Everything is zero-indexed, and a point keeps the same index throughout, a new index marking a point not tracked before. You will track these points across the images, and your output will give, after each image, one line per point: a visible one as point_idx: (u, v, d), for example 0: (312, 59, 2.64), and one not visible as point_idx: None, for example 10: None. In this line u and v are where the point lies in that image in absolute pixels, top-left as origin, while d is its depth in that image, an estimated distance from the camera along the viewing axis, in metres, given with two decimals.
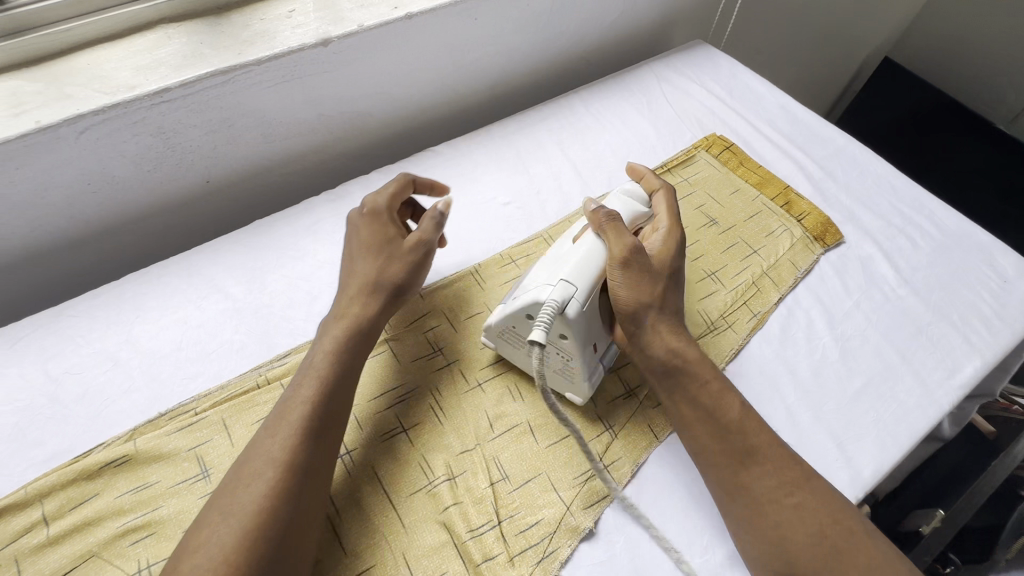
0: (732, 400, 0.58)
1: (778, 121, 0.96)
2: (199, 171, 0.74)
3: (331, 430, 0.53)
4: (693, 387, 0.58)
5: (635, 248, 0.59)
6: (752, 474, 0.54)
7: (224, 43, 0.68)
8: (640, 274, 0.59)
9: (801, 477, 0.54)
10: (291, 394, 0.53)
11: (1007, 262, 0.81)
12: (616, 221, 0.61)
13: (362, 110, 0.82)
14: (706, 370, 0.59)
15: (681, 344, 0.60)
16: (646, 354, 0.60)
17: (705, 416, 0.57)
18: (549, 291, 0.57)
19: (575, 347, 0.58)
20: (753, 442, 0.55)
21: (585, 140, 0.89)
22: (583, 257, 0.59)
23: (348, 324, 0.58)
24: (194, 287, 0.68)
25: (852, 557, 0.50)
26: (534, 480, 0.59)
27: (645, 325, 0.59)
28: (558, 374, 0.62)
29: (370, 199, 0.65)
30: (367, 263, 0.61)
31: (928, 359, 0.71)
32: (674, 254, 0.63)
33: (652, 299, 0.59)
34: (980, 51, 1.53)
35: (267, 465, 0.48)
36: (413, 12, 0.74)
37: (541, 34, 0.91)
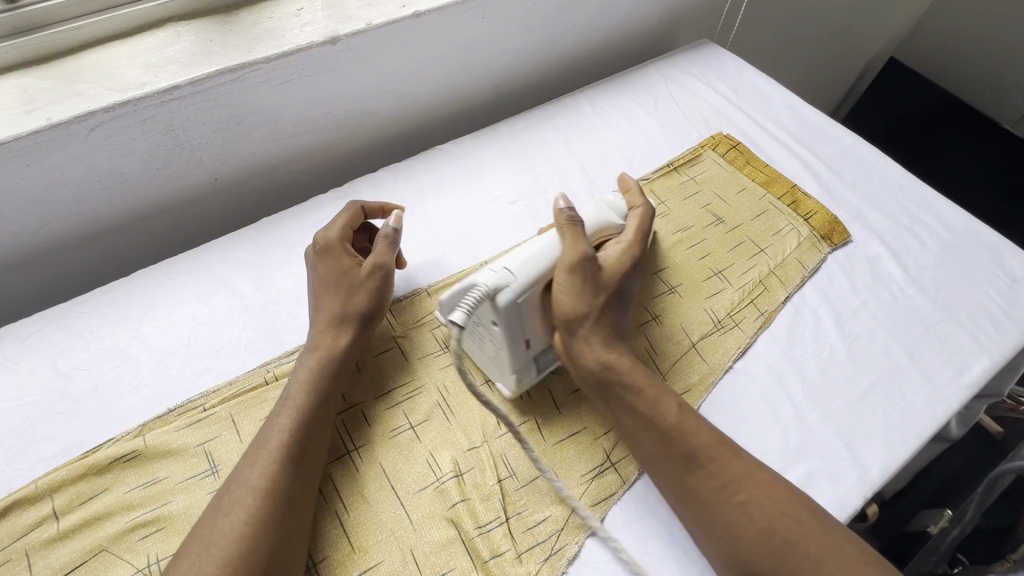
0: (670, 402, 0.56)
1: (784, 120, 0.92)
2: (207, 168, 0.74)
3: (311, 456, 0.54)
4: (628, 395, 0.56)
5: (585, 256, 0.58)
6: (697, 476, 0.52)
7: (233, 41, 0.68)
8: (582, 285, 0.57)
9: (748, 472, 0.52)
10: (269, 424, 0.54)
11: (1017, 262, 0.75)
12: (575, 225, 0.59)
13: (369, 108, 0.81)
14: (639, 378, 0.57)
15: (615, 356, 0.58)
16: (578, 365, 0.58)
17: (644, 422, 0.55)
18: (486, 275, 0.54)
19: (504, 338, 0.56)
20: (693, 445, 0.53)
21: (592, 140, 0.87)
22: (533, 250, 0.56)
23: (321, 355, 0.59)
24: (203, 284, 0.69)
25: (803, 549, 0.47)
26: (542, 477, 0.58)
27: (579, 335, 0.58)
28: (491, 361, 0.61)
29: (321, 233, 0.64)
30: (327, 298, 0.61)
31: (936, 358, 0.67)
32: (625, 271, 0.61)
33: (589, 312, 0.58)
34: (993, 48, 1.46)
35: (247, 493, 0.49)
36: (421, 11, 0.73)
37: (548, 32, 0.89)
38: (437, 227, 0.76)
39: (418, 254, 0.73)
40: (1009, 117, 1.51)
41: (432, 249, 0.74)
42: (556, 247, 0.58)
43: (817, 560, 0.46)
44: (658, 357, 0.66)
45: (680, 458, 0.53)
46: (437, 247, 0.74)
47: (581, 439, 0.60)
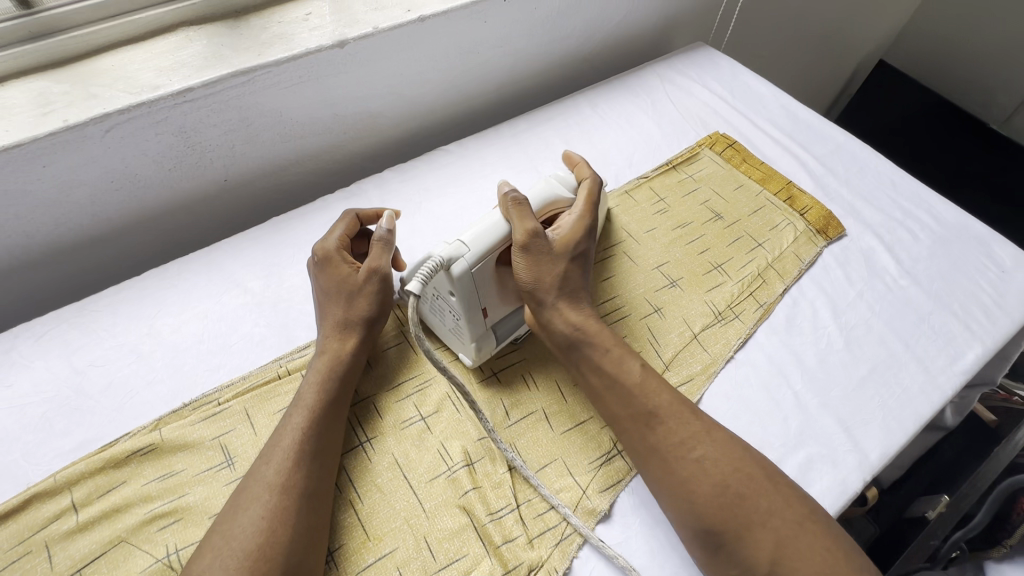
0: (631, 364, 0.59)
1: (779, 119, 0.94)
2: (217, 169, 0.76)
3: (326, 453, 0.55)
4: (594, 356, 0.59)
5: (534, 232, 0.60)
6: (657, 433, 0.54)
7: (244, 45, 0.70)
8: (537, 260, 0.61)
9: (702, 431, 0.54)
10: (283, 421, 0.55)
11: (1006, 254, 0.78)
12: (521, 204, 0.61)
13: (375, 110, 0.83)
14: (606, 340, 0.60)
15: (584, 318, 0.62)
16: (549, 330, 0.62)
17: (609, 382, 0.58)
18: (441, 247, 0.58)
19: (460, 307, 0.59)
20: (654, 405, 0.56)
21: (592, 140, 0.89)
22: (486, 224, 0.60)
23: (328, 358, 0.60)
24: (215, 283, 0.70)
25: (753, 503, 0.49)
26: (551, 465, 0.59)
27: (546, 304, 0.61)
28: (451, 334, 0.64)
29: (317, 243, 0.65)
30: (329, 305, 0.62)
31: (930, 346, 0.69)
32: (580, 238, 0.65)
33: (550, 281, 0.61)
34: (980, 51, 1.50)
35: (265, 489, 0.50)
36: (426, 15, 0.75)
37: (548, 35, 0.91)
38: (442, 225, 0.77)
39: (425, 251, 0.75)
40: (996, 117, 1.55)
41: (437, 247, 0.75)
42: (504, 225, 0.61)
43: (765, 515, 0.49)
44: (662, 347, 0.68)
45: (643, 416, 0.56)
46: None
47: (587, 427, 0.62)
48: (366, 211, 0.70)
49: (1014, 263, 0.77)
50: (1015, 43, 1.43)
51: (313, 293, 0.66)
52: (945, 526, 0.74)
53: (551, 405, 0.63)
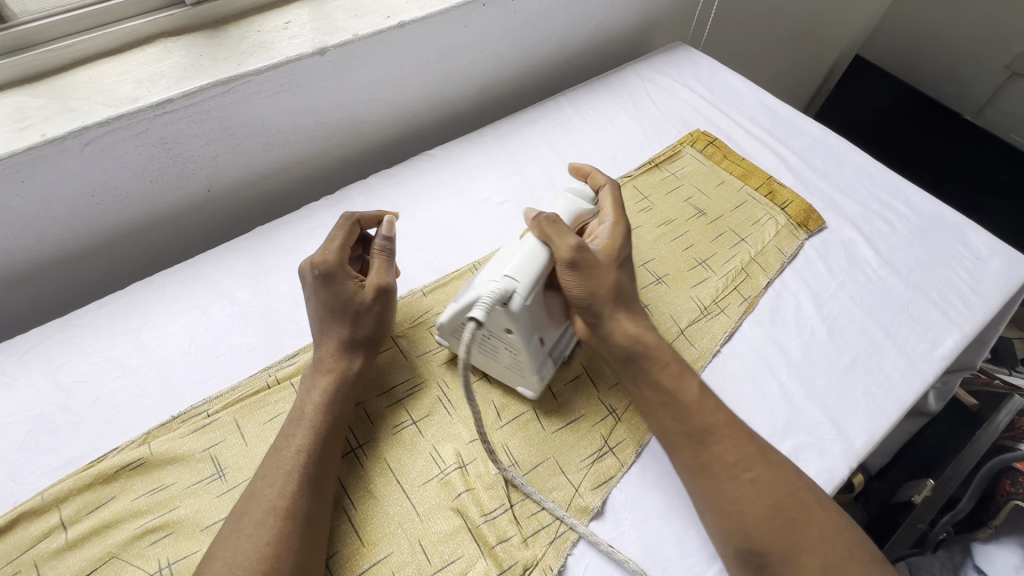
0: (690, 382, 0.59)
1: (758, 116, 0.96)
2: (200, 180, 0.75)
3: (326, 474, 0.54)
4: (653, 370, 0.60)
5: (577, 247, 0.59)
6: (711, 452, 0.55)
7: (223, 55, 0.69)
8: (589, 273, 0.59)
9: (757, 453, 0.55)
10: (284, 442, 0.54)
11: (980, 241, 0.80)
12: (557, 224, 0.59)
13: (358, 116, 0.83)
14: (665, 354, 0.61)
15: (642, 330, 0.61)
16: (608, 345, 0.61)
17: (667, 399, 0.58)
18: (490, 285, 0.55)
19: (521, 341, 0.57)
20: (709, 423, 0.57)
21: (576, 141, 0.90)
22: (527, 254, 0.58)
23: (330, 378, 0.59)
24: (201, 294, 0.70)
25: (805, 528, 0.51)
26: (543, 464, 0.59)
27: (605, 317, 0.60)
28: (508, 370, 0.61)
29: (316, 254, 0.61)
30: (330, 323, 0.60)
31: (910, 333, 0.70)
32: (620, 245, 0.64)
33: (604, 291, 0.60)
34: (952, 45, 1.54)
35: (268, 514, 0.49)
36: (406, 21, 0.76)
37: (529, 37, 0.92)
38: (429, 230, 0.78)
39: (413, 256, 0.75)
40: (970, 109, 1.58)
41: (424, 251, 0.76)
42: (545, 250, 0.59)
43: (817, 540, 0.50)
44: None
45: (698, 434, 0.56)
46: (430, 250, 0.76)
47: (578, 426, 0.62)
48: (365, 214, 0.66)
49: (988, 250, 0.79)
50: (983, 36, 1.47)
51: (308, 306, 0.62)
52: (930, 510, 0.75)
53: (541, 405, 0.63)
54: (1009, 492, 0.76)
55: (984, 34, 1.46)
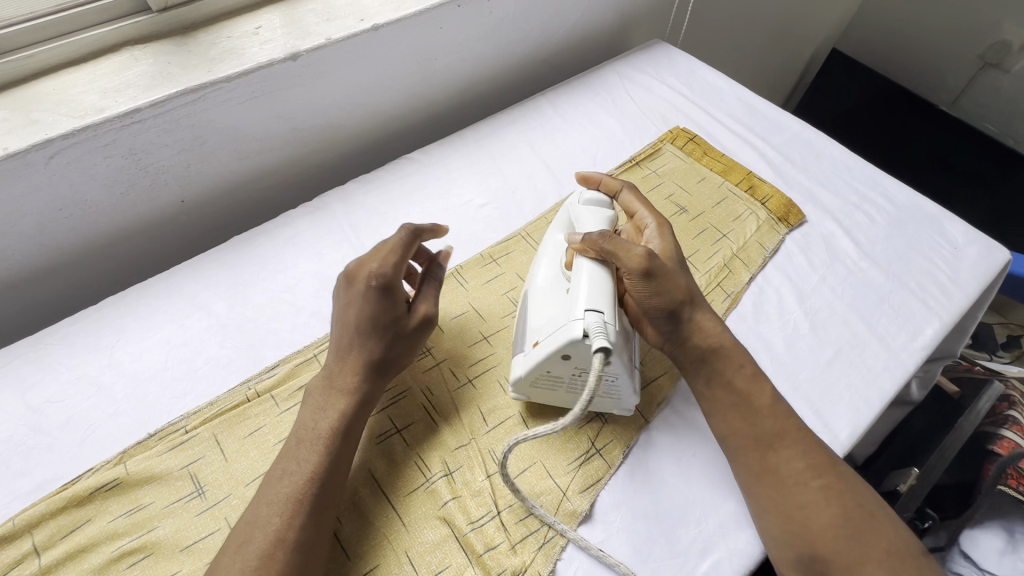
0: (764, 386, 0.59)
1: (736, 112, 0.96)
2: (173, 191, 0.74)
3: (331, 501, 0.52)
4: (730, 372, 0.60)
5: (648, 257, 0.58)
6: (779, 457, 0.55)
7: (192, 62, 0.68)
8: (662, 278, 0.59)
9: (826, 462, 0.55)
10: (292, 467, 0.51)
11: (957, 230, 0.81)
12: (614, 238, 0.58)
13: (333, 120, 0.82)
14: (740, 354, 0.61)
15: (719, 331, 0.61)
16: (689, 348, 0.61)
17: (742, 400, 0.58)
18: (582, 323, 0.54)
19: (624, 366, 0.56)
20: (780, 428, 0.57)
21: (556, 141, 0.89)
22: (590, 277, 0.57)
23: (347, 401, 0.56)
24: (177, 307, 0.68)
25: (872, 540, 0.51)
26: (530, 469, 0.59)
27: (687, 319, 0.60)
28: (603, 398, 0.60)
29: (374, 263, 0.58)
30: (365, 340, 0.57)
31: (890, 324, 0.71)
32: (675, 245, 0.64)
33: (681, 294, 0.60)
34: (925, 37, 1.57)
35: (274, 545, 0.47)
36: (379, 24, 0.75)
37: (506, 37, 0.91)
38: None
39: None
40: (946, 100, 1.61)
41: None
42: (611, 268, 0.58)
43: (884, 552, 0.51)
44: None
45: (767, 437, 0.56)
46: None
47: (565, 429, 0.62)
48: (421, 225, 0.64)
49: (965, 238, 0.80)
50: (955, 28, 1.49)
51: (341, 313, 0.59)
52: (916, 499, 0.74)
53: (527, 408, 0.63)
54: (992, 477, 0.79)
55: (956, 25, 1.48)
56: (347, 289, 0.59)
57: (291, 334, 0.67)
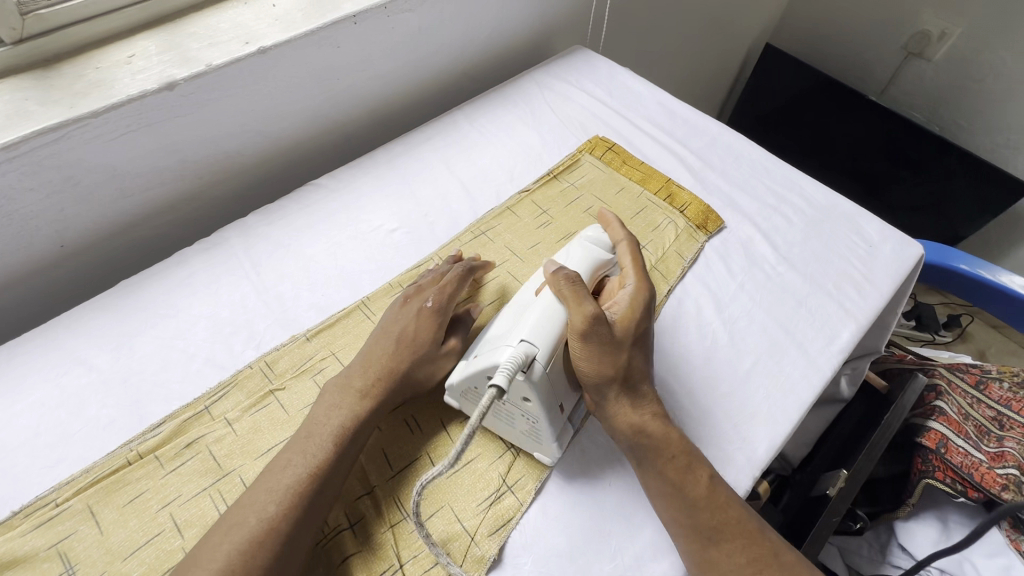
0: (701, 474, 0.55)
1: (655, 117, 0.95)
2: (50, 237, 0.68)
3: (328, 495, 0.52)
4: (660, 460, 0.55)
5: (593, 319, 0.55)
6: (720, 552, 0.51)
7: (55, 98, 0.62)
8: (601, 347, 0.55)
9: (768, 554, 0.52)
10: (297, 461, 0.52)
11: (872, 227, 0.81)
12: (577, 287, 0.57)
13: (229, 149, 0.77)
14: (672, 442, 0.56)
15: (648, 416, 0.57)
16: (611, 427, 0.57)
17: (677, 487, 0.54)
18: (509, 351, 0.53)
19: (541, 411, 0.54)
20: (719, 519, 0.52)
21: (472, 158, 0.87)
22: (542, 313, 0.56)
23: (364, 404, 0.57)
24: (52, 364, 0.62)
25: None
26: (438, 513, 0.56)
27: (609, 398, 0.56)
28: (524, 436, 0.58)
29: (431, 290, 0.65)
30: (400, 351, 0.60)
31: (808, 329, 0.70)
32: (639, 315, 0.59)
33: (614, 371, 0.56)
34: (851, 30, 1.60)
35: (262, 526, 0.47)
36: (267, 46, 0.70)
37: (415, 52, 0.88)
38: (315, 267, 0.73)
39: (296, 297, 0.70)
40: (875, 88, 1.64)
41: (309, 291, 0.71)
42: (560, 311, 0.56)
43: None
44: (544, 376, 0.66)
45: (707, 529, 0.52)
46: (316, 289, 0.71)
47: (476, 466, 0.59)
48: (480, 264, 0.70)
49: (880, 236, 0.80)
50: (879, 19, 1.52)
51: (386, 325, 0.63)
52: (845, 501, 0.73)
53: (435, 448, 0.60)
54: (921, 470, 0.79)
55: (879, 17, 1.52)
56: (400, 304, 0.64)
57: (181, 385, 0.62)
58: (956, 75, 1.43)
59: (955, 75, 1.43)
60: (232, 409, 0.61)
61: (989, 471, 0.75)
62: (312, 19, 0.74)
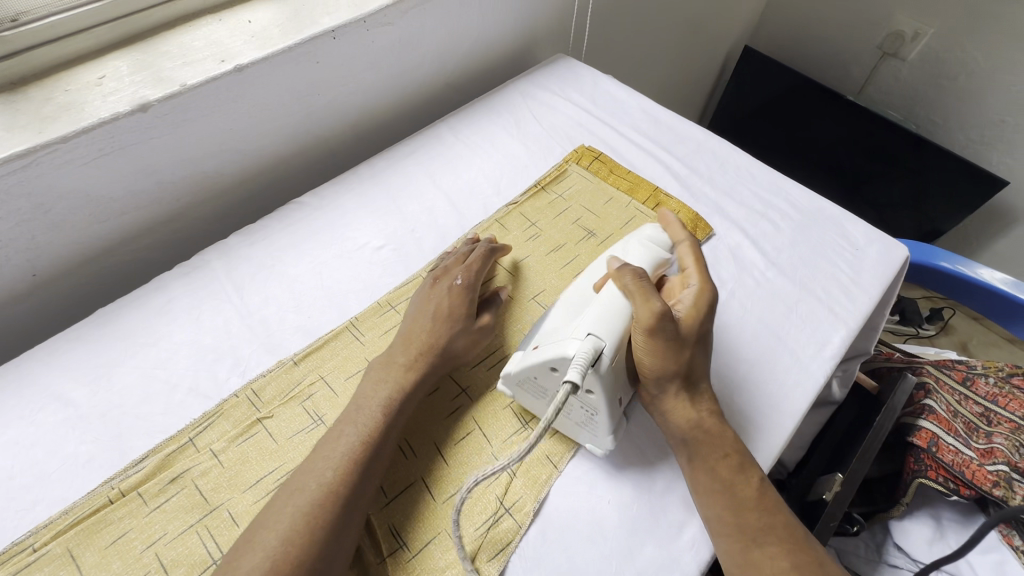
0: (751, 476, 0.55)
1: (641, 125, 0.95)
2: (21, 266, 0.66)
3: (379, 467, 0.54)
4: (712, 456, 0.56)
5: (661, 315, 0.56)
6: (763, 553, 0.51)
7: (21, 123, 0.60)
8: (667, 343, 0.56)
9: (814, 562, 0.51)
10: (349, 431, 0.54)
11: (858, 230, 0.82)
12: (643, 284, 0.58)
13: (207, 169, 0.75)
14: (725, 441, 0.57)
15: (703, 413, 0.58)
16: (667, 421, 0.58)
17: (726, 484, 0.54)
18: (578, 344, 0.53)
19: (605, 404, 0.54)
20: (766, 521, 0.53)
21: (458, 170, 0.86)
22: (609, 306, 0.57)
23: (410, 375, 0.59)
24: (26, 400, 0.60)
25: None
26: (434, 540, 0.54)
27: (667, 392, 0.58)
28: (580, 428, 0.58)
29: (458, 268, 0.68)
30: (438, 327, 0.63)
31: (800, 335, 0.71)
32: (703, 316, 0.60)
33: (678, 368, 0.57)
34: (826, 33, 1.63)
35: (319, 488, 0.49)
36: (243, 64, 0.69)
37: (397, 65, 0.87)
38: (300, 289, 0.71)
39: (281, 320, 0.68)
40: (852, 88, 1.67)
41: (294, 313, 0.69)
42: (626, 306, 0.57)
43: None
44: None
45: (751, 530, 0.52)
46: (302, 311, 0.69)
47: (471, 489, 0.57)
48: (500, 246, 0.73)
49: (865, 239, 0.81)
50: (853, 20, 1.55)
51: (421, 305, 0.66)
52: (841, 506, 0.73)
53: (430, 472, 0.58)
54: (914, 470, 0.80)
55: (854, 19, 1.54)
56: (429, 285, 0.67)
57: (163, 417, 0.60)
58: (931, 75, 1.45)
59: (930, 75, 1.45)
60: (218, 440, 0.59)
61: (980, 469, 0.76)
62: (289, 35, 0.72)
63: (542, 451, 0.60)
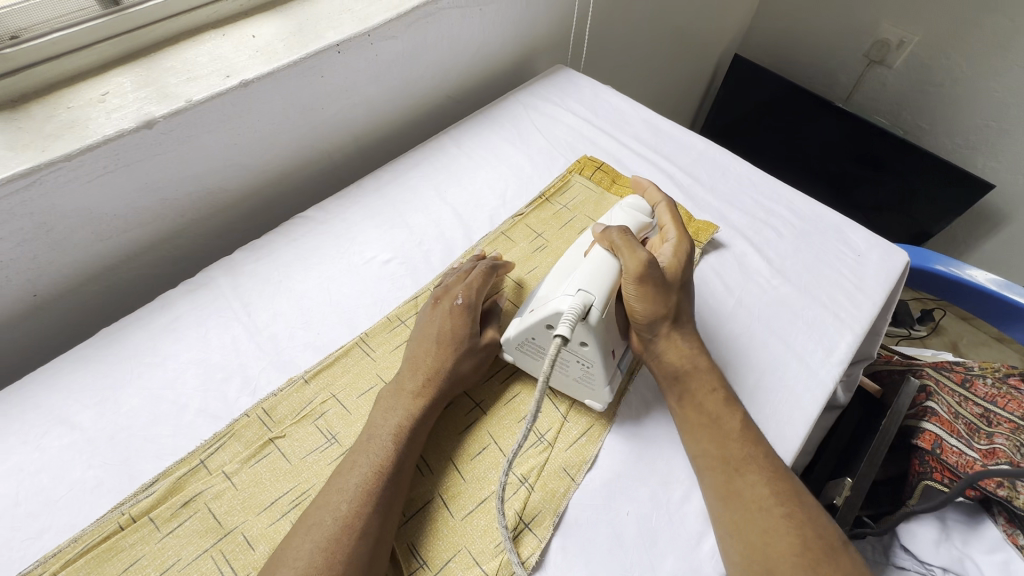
0: (735, 413, 0.59)
1: (640, 134, 0.96)
2: (22, 287, 0.64)
3: (398, 496, 0.53)
4: (699, 392, 0.60)
5: (646, 262, 0.60)
6: (744, 482, 0.54)
7: (25, 141, 0.59)
8: (655, 288, 0.61)
9: (792, 491, 0.53)
10: (362, 461, 0.54)
11: (858, 236, 0.84)
12: (627, 236, 0.62)
13: (211, 184, 0.74)
14: (710, 377, 0.62)
15: (690, 352, 0.63)
16: (659, 361, 0.62)
17: (710, 419, 0.58)
18: (569, 300, 0.56)
19: (597, 356, 0.58)
20: (749, 453, 0.56)
21: (462, 182, 0.86)
22: (599, 267, 0.60)
23: (419, 402, 0.59)
24: (31, 424, 0.58)
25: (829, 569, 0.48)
26: (454, 559, 0.53)
27: (658, 334, 0.62)
28: (578, 382, 0.62)
29: (459, 287, 0.67)
30: (443, 350, 0.62)
31: (807, 340, 0.71)
32: (684, 265, 0.65)
33: (666, 311, 0.62)
34: (814, 41, 1.66)
35: (336, 523, 0.49)
36: (247, 79, 0.68)
37: (399, 78, 0.87)
38: (308, 304, 0.70)
39: (290, 336, 0.67)
40: (840, 96, 1.70)
41: (303, 329, 0.68)
42: (615, 261, 0.61)
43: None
44: (556, 398, 0.66)
45: (734, 460, 0.55)
46: (311, 327, 0.68)
47: (487, 506, 0.57)
48: (501, 262, 0.72)
49: (866, 245, 0.82)
50: (841, 29, 1.58)
51: (421, 326, 0.65)
52: (852, 510, 0.75)
53: (446, 489, 0.58)
54: (920, 473, 0.80)
55: (840, 28, 1.58)
56: (428, 308, 0.67)
57: (173, 438, 0.59)
58: (917, 81, 1.49)
59: (917, 82, 1.49)
60: (230, 461, 0.58)
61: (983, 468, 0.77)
62: (294, 50, 0.72)
63: (558, 463, 0.60)
